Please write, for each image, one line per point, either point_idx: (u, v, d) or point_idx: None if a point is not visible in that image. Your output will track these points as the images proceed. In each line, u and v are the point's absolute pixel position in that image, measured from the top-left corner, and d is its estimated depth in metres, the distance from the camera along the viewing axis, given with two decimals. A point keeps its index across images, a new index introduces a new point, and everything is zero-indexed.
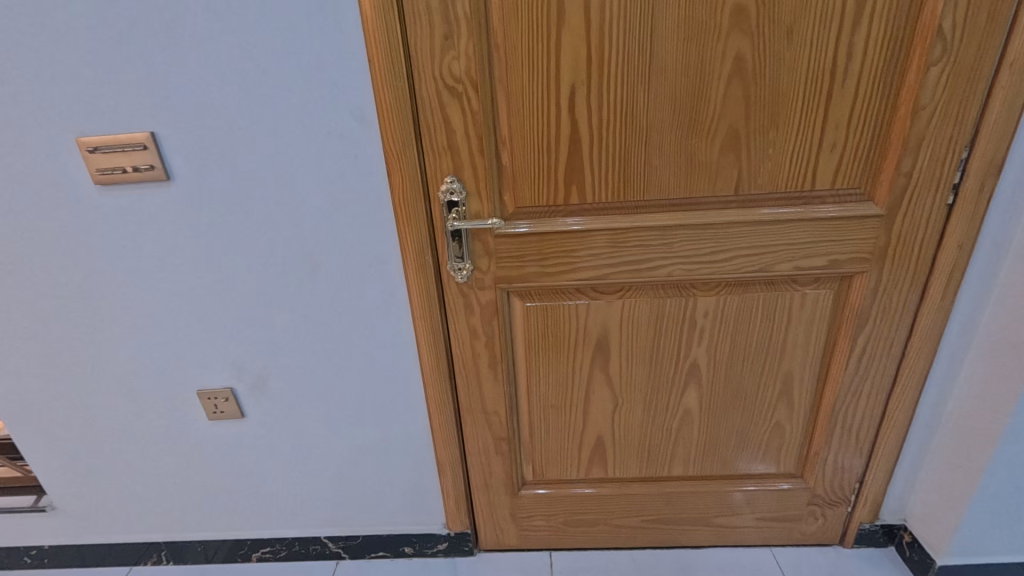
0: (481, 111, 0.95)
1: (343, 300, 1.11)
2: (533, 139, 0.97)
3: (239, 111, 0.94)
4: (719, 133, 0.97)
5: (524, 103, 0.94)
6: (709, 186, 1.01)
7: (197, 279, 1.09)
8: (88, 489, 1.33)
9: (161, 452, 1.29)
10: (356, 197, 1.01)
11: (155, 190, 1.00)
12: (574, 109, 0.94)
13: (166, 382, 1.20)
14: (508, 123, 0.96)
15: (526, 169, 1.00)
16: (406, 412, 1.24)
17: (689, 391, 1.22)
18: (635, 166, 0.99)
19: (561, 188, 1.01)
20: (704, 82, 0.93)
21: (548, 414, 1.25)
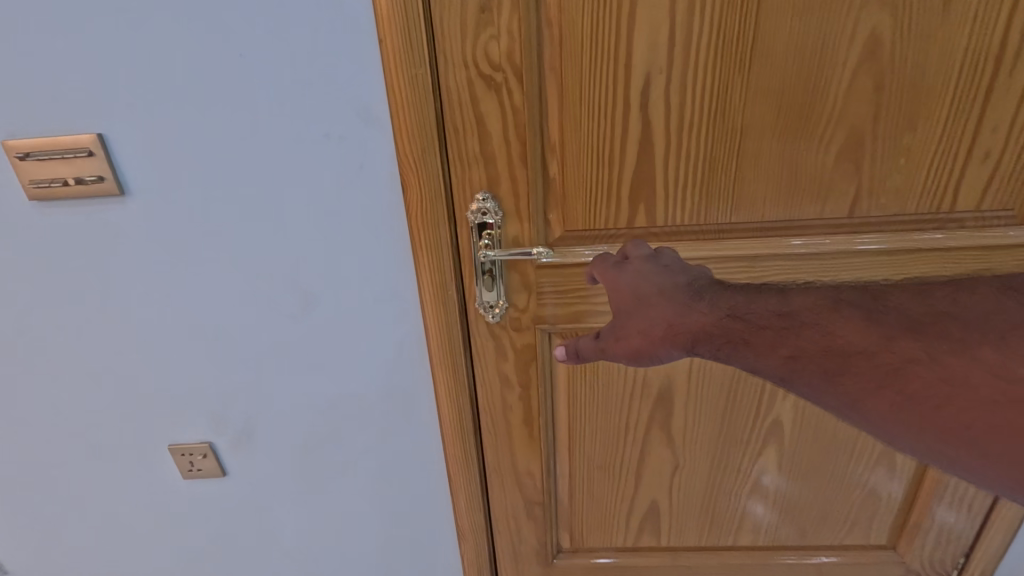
0: (525, 109, 0.73)
1: (345, 341, 0.90)
2: (591, 146, 0.75)
3: (210, 107, 0.72)
4: (835, 139, 0.74)
5: (581, 98, 0.72)
6: (816, 208, 0.78)
7: (165, 316, 0.87)
8: (46, 554, 1.13)
9: (128, 515, 1.08)
10: (362, 217, 0.79)
11: (106, 207, 0.79)
12: (647, 106, 0.72)
13: (129, 437, 0.98)
14: (558, 125, 0.74)
15: (580, 184, 0.77)
16: (421, 470, 1.03)
17: (768, 452, 1.00)
18: (721, 181, 0.76)
19: (624, 208, 0.79)
20: (822, 72, 0.70)
21: (593, 476, 1.03)
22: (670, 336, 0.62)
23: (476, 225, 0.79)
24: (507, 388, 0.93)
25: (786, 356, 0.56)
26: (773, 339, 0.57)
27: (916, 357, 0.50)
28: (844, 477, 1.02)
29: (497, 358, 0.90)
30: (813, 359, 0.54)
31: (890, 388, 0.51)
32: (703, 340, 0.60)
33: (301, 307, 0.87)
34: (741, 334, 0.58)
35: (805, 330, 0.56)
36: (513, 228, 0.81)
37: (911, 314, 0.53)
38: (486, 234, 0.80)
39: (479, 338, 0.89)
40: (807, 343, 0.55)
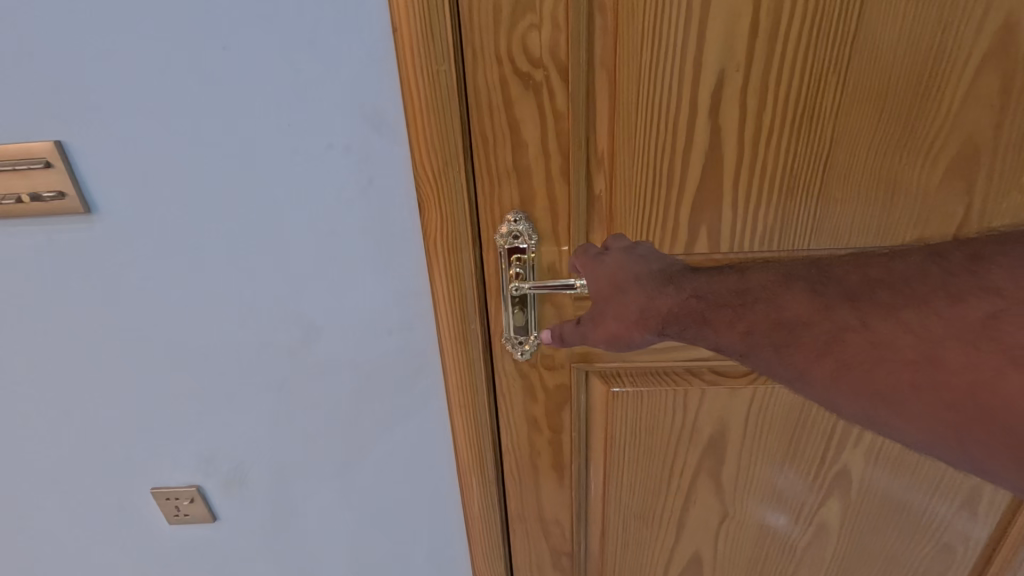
0: (568, 116, 0.61)
1: (350, 379, 0.78)
2: (646, 159, 0.62)
3: (190, 112, 0.60)
4: (946, 154, 0.61)
5: (639, 102, 0.59)
6: (913, 234, 0.65)
7: (142, 350, 0.75)
8: None
9: (107, 562, 0.96)
10: (372, 239, 0.67)
11: (70, 228, 0.66)
12: (718, 112, 0.59)
13: (105, 482, 0.87)
14: (607, 135, 0.62)
15: (630, 204, 0.65)
16: (436, 517, 0.91)
17: (831, 502, 0.88)
18: (803, 202, 0.63)
19: (682, 233, 0.66)
20: (940, 72, 0.56)
21: (629, 526, 0.91)
22: (642, 322, 0.58)
23: (505, 250, 0.67)
24: (536, 431, 0.82)
25: (743, 332, 0.53)
26: (732, 316, 0.54)
27: (852, 323, 0.49)
28: (916, 531, 0.90)
29: (526, 398, 0.79)
30: (764, 334, 0.52)
31: (831, 356, 0.49)
32: (673, 322, 0.57)
33: (299, 343, 0.75)
34: (701, 314, 0.55)
35: (758, 306, 0.53)
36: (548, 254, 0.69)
37: (845, 280, 0.51)
38: (517, 260, 0.68)
39: (506, 376, 0.77)
40: (756, 316, 0.53)
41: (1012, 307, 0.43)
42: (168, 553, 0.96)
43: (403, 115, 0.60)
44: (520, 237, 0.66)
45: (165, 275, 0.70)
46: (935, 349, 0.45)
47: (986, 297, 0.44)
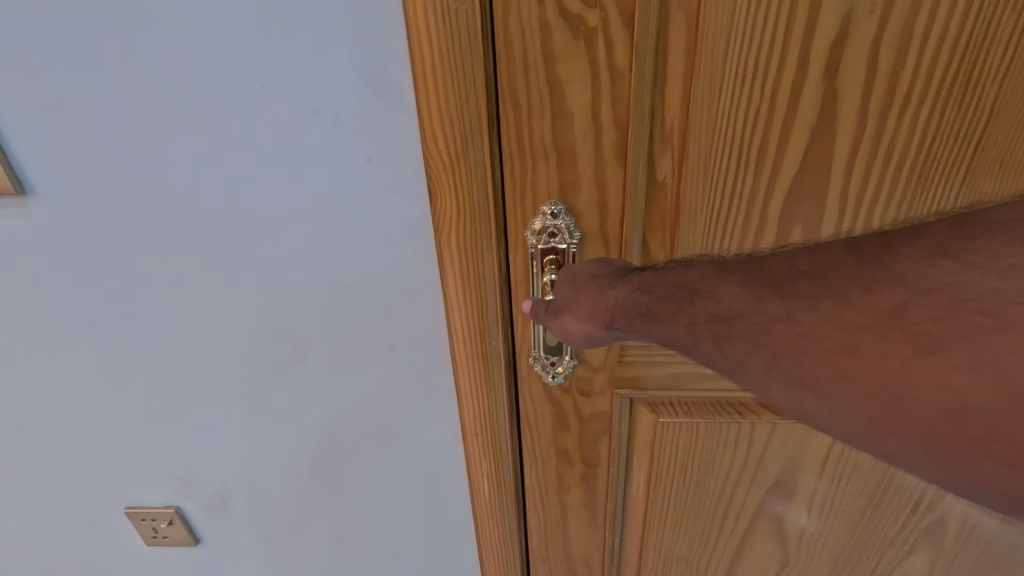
0: (630, 79, 0.46)
1: (348, 398, 0.65)
2: (730, 135, 0.48)
3: (140, 68, 0.46)
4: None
5: (729, 57, 0.45)
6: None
7: (103, 360, 0.63)
8: None
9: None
10: (373, 233, 0.53)
11: (3, 213, 0.54)
12: (835, 75, 0.45)
13: (72, 503, 0.76)
14: (681, 104, 0.47)
15: (702, 194, 0.51)
16: (447, 550, 0.79)
17: (916, 556, 0.73)
18: (932, 193, 0.50)
19: (770, 231, 0.53)
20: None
21: (671, 568, 0.78)
22: (592, 318, 0.48)
23: (539, 250, 0.53)
24: (566, 464, 0.69)
25: (687, 325, 0.42)
26: (675, 307, 0.43)
27: (779, 314, 0.38)
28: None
29: (556, 426, 0.66)
30: (705, 325, 0.41)
31: (762, 348, 0.38)
32: (617, 316, 0.46)
33: (287, 356, 0.62)
34: (646, 306, 0.45)
35: (699, 297, 0.42)
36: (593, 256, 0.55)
37: (774, 271, 0.40)
38: (552, 263, 0.54)
39: (533, 402, 0.64)
40: (695, 307, 0.42)
41: (923, 297, 0.33)
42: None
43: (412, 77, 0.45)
44: (557, 232, 0.52)
45: (123, 272, 0.57)
46: (854, 337, 0.34)
47: (896, 286, 0.34)
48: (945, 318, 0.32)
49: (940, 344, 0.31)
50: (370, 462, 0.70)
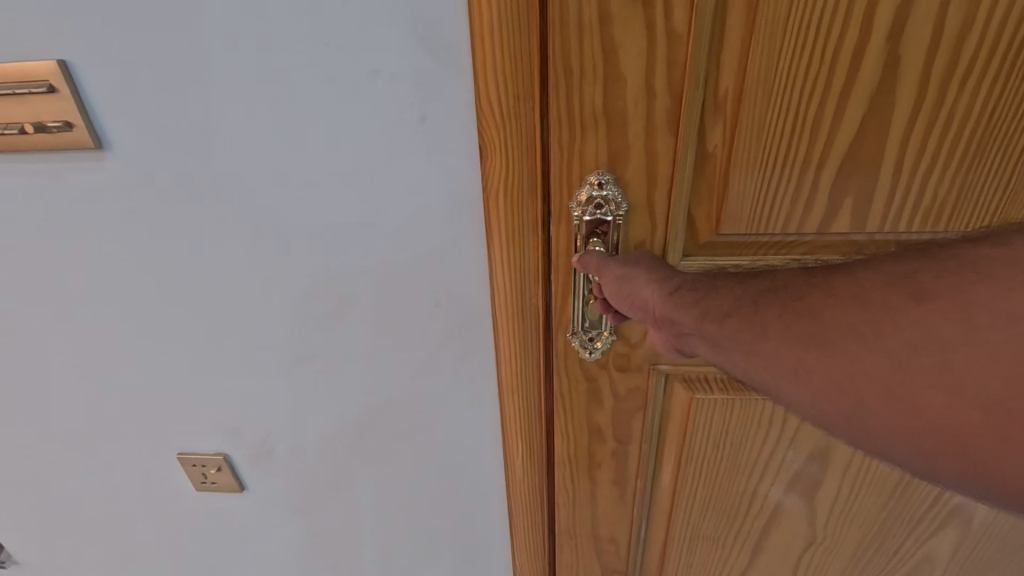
0: (686, 43, 0.46)
1: (391, 355, 0.68)
2: (785, 102, 0.48)
3: (212, 26, 0.49)
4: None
5: (789, 20, 0.45)
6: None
7: (164, 311, 0.67)
8: (47, 553, 0.97)
9: (131, 525, 0.91)
10: (420, 193, 0.55)
11: (81, 166, 0.57)
12: (898, 41, 0.45)
13: (129, 447, 0.81)
14: (737, 70, 0.48)
15: (753, 164, 0.51)
16: (476, 508, 0.82)
17: (942, 535, 0.73)
18: (994, 165, 0.49)
19: (819, 202, 0.52)
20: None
21: (696, 546, 0.79)
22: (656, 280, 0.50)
23: (585, 221, 0.54)
24: (598, 438, 0.70)
25: (736, 297, 0.44)
26: (735, 286, 0.45)
27: (817, 282, 0.40)
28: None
29: (590, 403, 0.67)
30: (752, 297, 0.43)
31: (792, 309, 0.40)
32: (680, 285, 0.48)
33: (334, 310, 0.65)
34: (710, 283, 0.47)
35: (761, 278, 0.44)
36: (640, 228, 0.56)
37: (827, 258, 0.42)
38: (597, 235, 0.55)
39: (571, 380, 0.65)
40: (754, 282, 0.44)
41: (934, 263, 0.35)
42: (194, 524, 0.91)
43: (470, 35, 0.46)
44: (604, 200, 0.53)
45: (186, 226, 0.60)
46: (866, 292, 0.37)
47: (920, 260, 0.36)
48: (945, 274, 0.34)
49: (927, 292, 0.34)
50: (410, 420, 0.73)
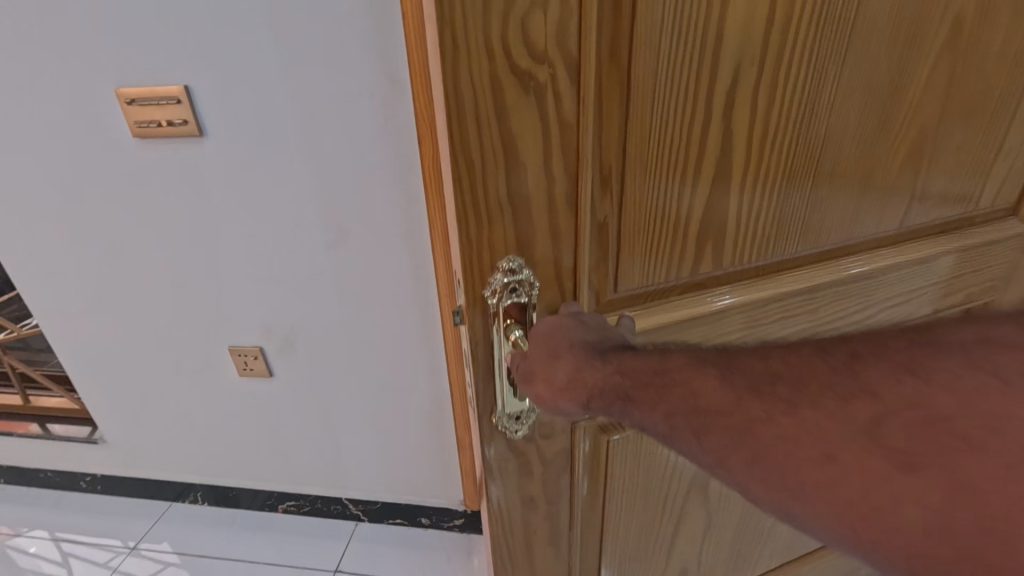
0: (580, 129, 0.42)
1: (372, 275, 1.02)
2: (642, 167, 0.45)
3: (273, 68, 0.85)
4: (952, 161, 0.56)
5: (660, 98, 0.42)
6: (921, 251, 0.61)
7: (229, 243, 1.02)
8: (134, 430, 1.33)
9: (191, 411, 1.27)
10: (389, 163, 0.91)
11: (188, 148, 0.93)
12: (721, 104, 0.44)
13: (197, 345, 1.17)
14: (616, 141, 0.43)
15: (625, 237, 0.48)
16: (432, 393, 1.16)
17: None
18: (789, 216, 0.52)
19: (706, 259, 0.51)
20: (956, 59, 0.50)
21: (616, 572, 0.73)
22: (565, 390, 0.45)
23: (505, 309, 0.47)
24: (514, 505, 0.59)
25: (665, 415, 0.39)
26: (656, 395, 0.40)
27: (759, 415, 0.35)
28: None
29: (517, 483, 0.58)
30: (684, 419, 0.38)
31: (745, 446, 0.35)
32: (594, 399, 0.44)
33: (335, 242, 0.99)
34: (626, 391, 0.42)
35: (677, 387, 0.40)
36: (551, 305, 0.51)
37: (749, 367, 0.38)
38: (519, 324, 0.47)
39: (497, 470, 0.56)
40: (672, 397, 0.39)
41: (901, 413, 0.31)
42: (234, 414, 1.25)
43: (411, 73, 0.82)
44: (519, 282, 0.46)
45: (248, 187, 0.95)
46: (844, 448, 0.32)
47: (872, 400, 0.33)
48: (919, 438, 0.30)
49: (918, 460, 0.30)
50: (382, 322, 1.07)
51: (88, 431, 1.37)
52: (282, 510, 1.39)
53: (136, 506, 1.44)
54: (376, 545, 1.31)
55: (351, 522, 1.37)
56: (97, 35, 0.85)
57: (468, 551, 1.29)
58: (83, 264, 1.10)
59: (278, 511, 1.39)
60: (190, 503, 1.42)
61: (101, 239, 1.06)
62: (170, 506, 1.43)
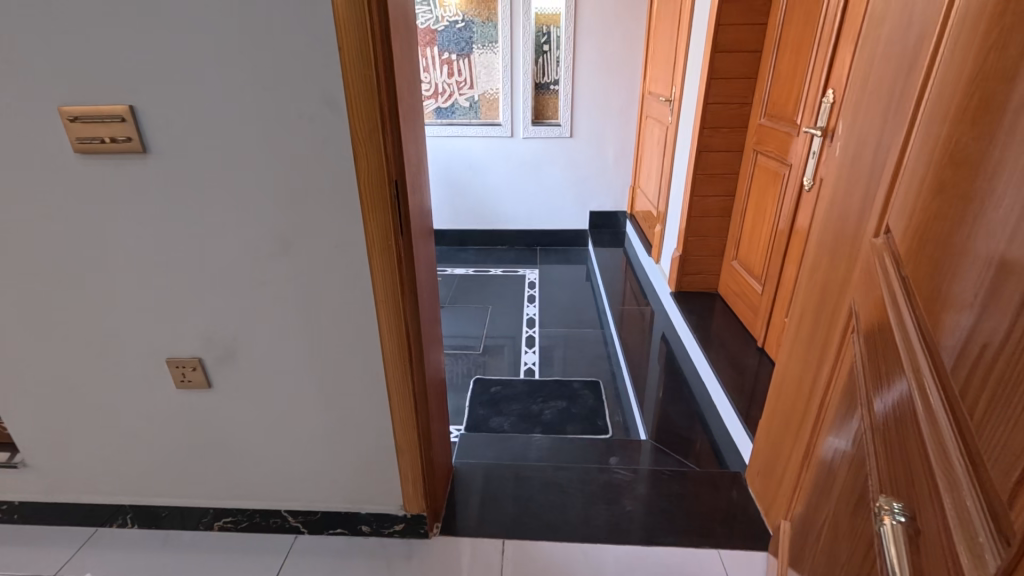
0: None
1: (312, 286, 1.07)
2: None
3: (217, 93, 0.91)
4: (909, 179, 0.72)
5: None
6: (882, 259, 0.79)
7: (169, 257, 1.06)
8: (59, 450, 1.30)
9: (123, 427, 1.26)
10: (327, 180, 0.97)
11: (131, 162, 0.98)
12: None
13: (131, 359, 1.17)
14: None
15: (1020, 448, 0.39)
16: (370, 401, 1.19)
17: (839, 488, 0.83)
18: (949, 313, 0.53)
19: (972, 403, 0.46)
20: (946, 107, 0.62)
21: None
22: None
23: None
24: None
25: None
26: None
27: None
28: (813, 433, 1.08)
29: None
30: None
31: None
32: None
33: (276, 253, 1.04)
34: None
35: None
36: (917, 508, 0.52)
37: None
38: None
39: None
40: None
41: None
42: (171, 429, 1.26)
43: (345, 96, 0.90)
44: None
45: (190, 202, 1.01)
46: None
47: None
48: None
49: None
50: (322, 331, 1.12)
51: (7, 455, 1.34)
52: (218, 528, 1.38)
53: (56, 533, 1.39)
54: (315, 555, 1.33)
55: (291, 534, 1.38)
56: (45, 55, 0.90)
57: (408, 554, 1.33)
58: (13, 280, 1.10)
59: (214, 529, 1.38)
60: (118, 527, 1.39)
61: (38, 253, 1.07)
62: (96, 531, 1.39)
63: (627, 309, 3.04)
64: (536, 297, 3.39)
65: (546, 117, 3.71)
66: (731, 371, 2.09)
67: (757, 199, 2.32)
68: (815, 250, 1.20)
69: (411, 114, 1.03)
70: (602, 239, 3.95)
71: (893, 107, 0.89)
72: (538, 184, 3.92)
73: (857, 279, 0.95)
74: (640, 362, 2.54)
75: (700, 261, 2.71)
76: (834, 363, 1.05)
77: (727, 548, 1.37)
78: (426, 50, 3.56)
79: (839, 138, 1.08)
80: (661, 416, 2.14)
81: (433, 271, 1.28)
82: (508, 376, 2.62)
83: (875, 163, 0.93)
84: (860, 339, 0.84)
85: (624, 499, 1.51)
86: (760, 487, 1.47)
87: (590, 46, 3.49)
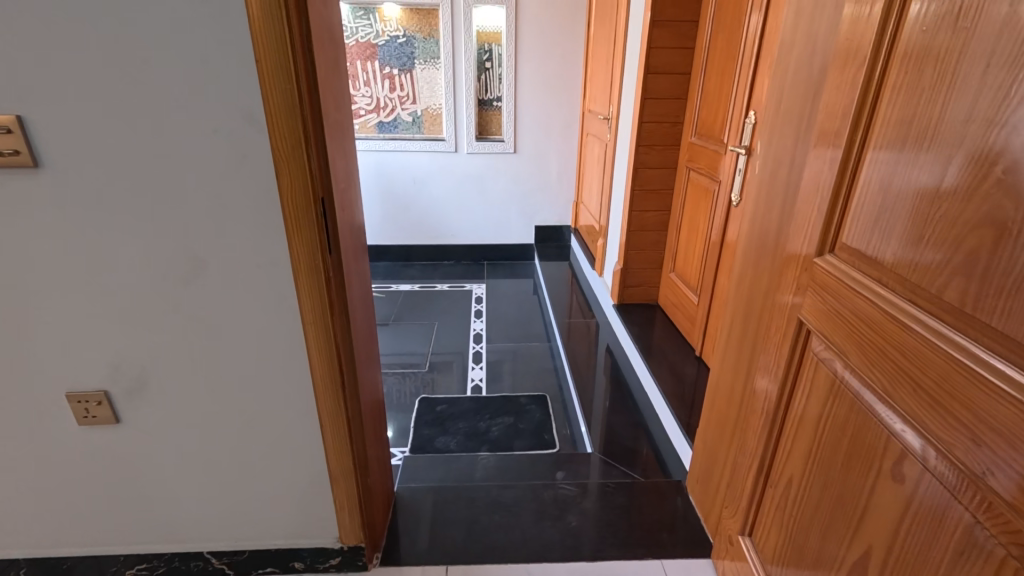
0: None
1: (233, 310, 1.01)
2: None
3: (120, 104, 0.85)
4: (902, 195, 0.71)
5: None
6: (870, 275, 0.78)
7: (67, 281, 0.96)
8: None
9: (15, 470, 1.13)
10: (246, 198, 0.92)
11: (18, 178, 0.89)
12: None
13: (23, 394, 1.06)
14: None
15: None
16: (300, 428, 1.13)
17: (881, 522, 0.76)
18: None
19: None
20: (973, 123, 0.60)
21: None
22: None
23: None
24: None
25: None
26: None
27: None
28: (770, 445, 1.06)
29: None
30: None
31: None
32: None
33: (191, 275, 0.97)
34: None
35: None
36: None
37: None
38: None
39: None
40: None
41: None
42: (73, 469, 1.14)
43: (263, 110, 0.86)
44: None
45: (91, 221, 0.92)
46: None
47: None
48: None
49: None
50: (243, 357, 1.05)
51: None
52: None
53: None
54: None
55: None
56: None
57: None
58: None
59: None
60: None
61: None
62: None
63: (573, 322, 3.08)
64: (483, 312, 3.37)
65: (490, 133, 3.73)
66: (671, 380, 2.15)
67: (691, 214, 2.42)
68: (740, 263, 1.25)
69: (338, 129, 1.00)
70: (547, 253, 4.00)
71: (806, 127, 0.95)
72: (483, 199, 3.92)
73: (794, 293, 0.97)
74: (586, 374, 2.56)
75: (640, 274, 2.79)
76: (767, 372, 1.06)
77: (670, 558, 1.38)
78: (367, 64, 3.51)
79: (757, 158, 1.13)
80: (606, 428, 2.16)
81: (368, 291, 1.24)
82: (454, 394, 2.57)
83: (795, 177, 0.98)
84: (852, 357, 0.81)
85: (569, 514, 1.50)
86: (699, 494, 1.50)
87: (531, 65, 3.56)
